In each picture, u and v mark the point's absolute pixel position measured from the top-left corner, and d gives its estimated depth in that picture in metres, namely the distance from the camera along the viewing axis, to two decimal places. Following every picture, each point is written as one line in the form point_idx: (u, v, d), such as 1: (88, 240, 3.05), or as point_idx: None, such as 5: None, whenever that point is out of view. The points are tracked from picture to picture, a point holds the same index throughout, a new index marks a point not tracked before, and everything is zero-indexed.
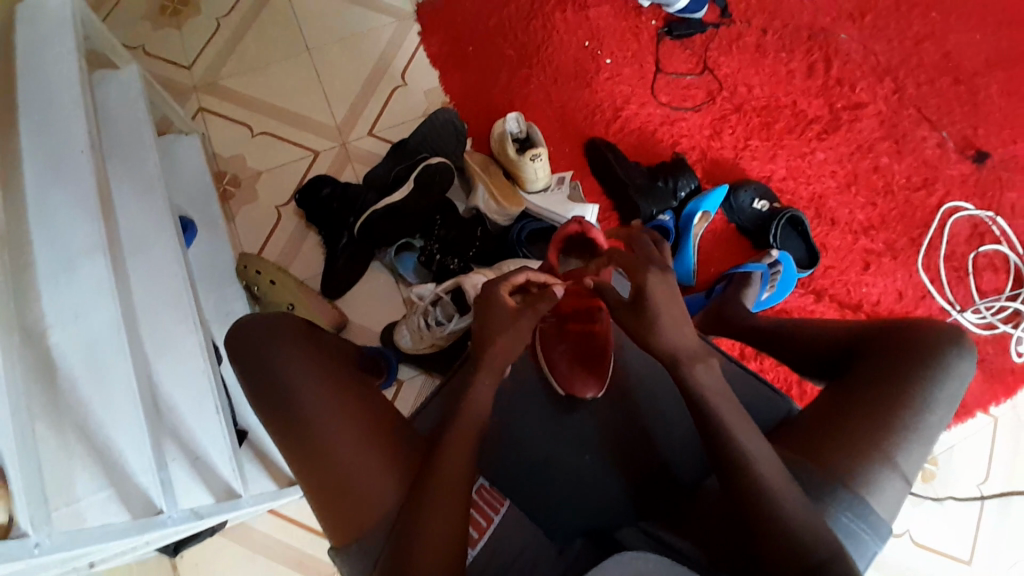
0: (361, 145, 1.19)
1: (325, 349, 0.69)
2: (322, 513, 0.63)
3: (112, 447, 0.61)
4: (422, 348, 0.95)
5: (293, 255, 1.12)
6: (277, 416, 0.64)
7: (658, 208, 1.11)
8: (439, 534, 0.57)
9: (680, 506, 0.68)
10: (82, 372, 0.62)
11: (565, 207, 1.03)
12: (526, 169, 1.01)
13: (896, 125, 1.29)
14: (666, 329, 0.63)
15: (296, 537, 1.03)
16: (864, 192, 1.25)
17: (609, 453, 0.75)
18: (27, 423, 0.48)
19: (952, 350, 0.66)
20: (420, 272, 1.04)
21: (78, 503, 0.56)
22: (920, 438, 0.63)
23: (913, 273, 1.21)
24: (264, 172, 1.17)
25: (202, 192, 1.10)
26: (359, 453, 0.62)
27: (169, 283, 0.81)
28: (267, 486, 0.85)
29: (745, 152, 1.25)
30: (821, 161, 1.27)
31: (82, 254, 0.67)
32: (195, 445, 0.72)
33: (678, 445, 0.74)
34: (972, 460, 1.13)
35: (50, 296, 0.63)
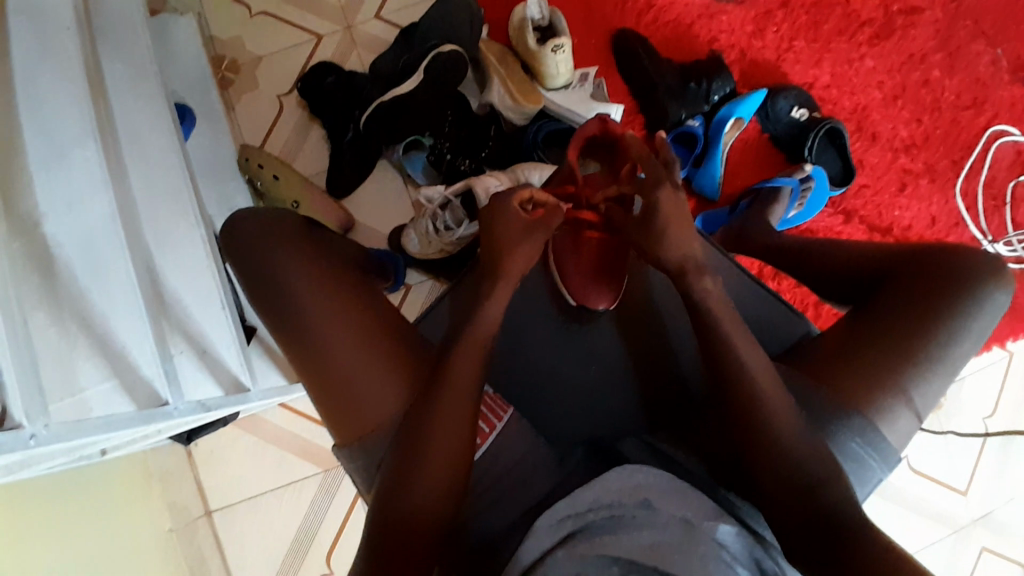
0: (368, 31, 1.09)
1: (328, 252, 0.66)
2: (326, 413, 0.63)
3: (115, 340, 0.60)
4: (430, 253, 0.92)
5: (297, 150, 1.06)
6: (277, 315, 0.62)
7: (688, 112, 1.03)
8: (446, 436, 0.58)
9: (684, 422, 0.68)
10: (81, 263, 0.60)
11: (587, 106, 0.96)
12: (546, 62, 0.92)
13: (961, 29, 1.16)
14: (675, 238, 0.63)
15: (305, 430, 1.07)
16: (913, 106, 1.15)
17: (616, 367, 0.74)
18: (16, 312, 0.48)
19: (988, 281, 0.62)
20: (430, 174, 0.98)
21: (82, 394, 0.55)
22: (940, 369, 0.61)
23: (950, 198, 1.14)
24: (264, 57, 1.08)
25: (199, 77, 1.02)
26: (363, 357, 0.61)
27: (168, 173, 0.77)
28: (276, 382, 0.86)
29: (788, 53, 1.14)
30: (870, 68, 1.15)
31: (72, 143, 0.64)
32: (201, 339, 0.72)
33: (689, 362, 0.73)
34: (979, 391, 1.12)
35: (41, 181, 0.59)
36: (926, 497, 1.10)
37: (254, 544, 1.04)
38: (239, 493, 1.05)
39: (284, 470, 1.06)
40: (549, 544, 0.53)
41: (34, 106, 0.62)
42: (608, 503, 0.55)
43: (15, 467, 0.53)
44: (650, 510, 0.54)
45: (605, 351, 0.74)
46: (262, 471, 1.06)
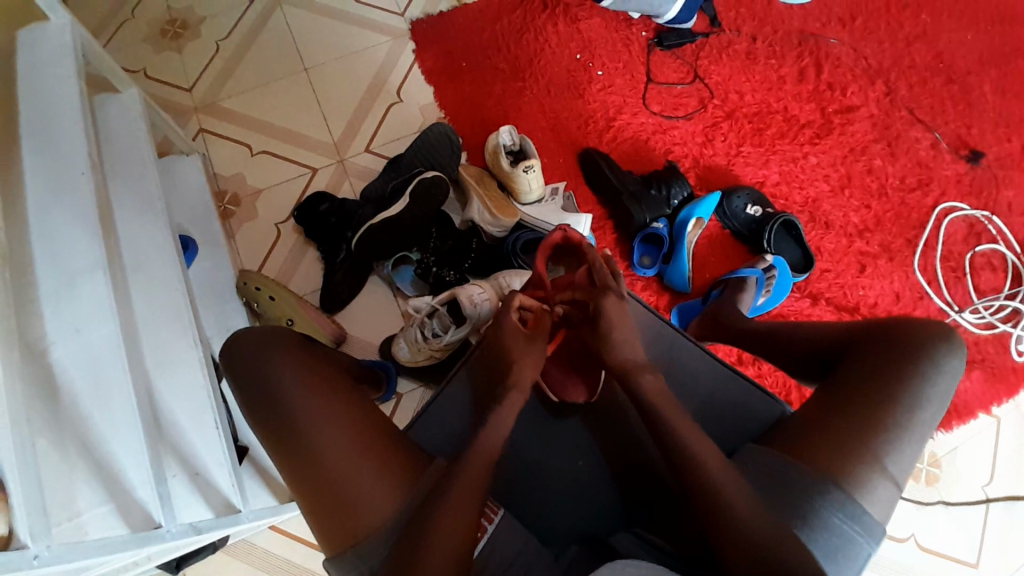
0: (358, 161, 1.20)
1: (325, 365, 0.69)
2: (318, 523, 0.63)
3: (113, 462, 0.62)
4: (420, 359, 0.95)
5: (292, 271, 1.13)
6: (270, 423, 0.65)
7: (652, 215, 1.11)
8: (441, 533, 0.58)
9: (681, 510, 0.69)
10: (83, 387, 0.64)
11: (559, 217, 1.05)
12: (519, 181, 1.02)
13: (888, 127, 1.30)
14: (622, 343, 0.70)
15: (296, 552, 1.03)
16: (858, 194, 1.26)
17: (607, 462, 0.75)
18: (26, 436, 0.51)
19: (941, 349, 0.66)
20: (417, 284, 1.05)
21: (79, 517, 0.57)
22: (910, 437, 0.64)
23: (910, 274, 1.21)
24: (263, 190, 1.18)
25: (203, 211, 1.11)
26: (353, 459, 0.63)
27: (171, 301, 0.82)
28: (268, 501, 0.86)
29: (738, 158, 1.26)
30: (815, 164, 1.28)
31: (84, 276, 0.68)
32: (195, 460, 0.73)
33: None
34: (976, 461, 1.12)
35: (53, 314, 0.65)
36: None
37: None
38: None
39: None
40: None
41: (53, 250, 0.68)
42: None
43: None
44: None
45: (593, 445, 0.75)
46: None
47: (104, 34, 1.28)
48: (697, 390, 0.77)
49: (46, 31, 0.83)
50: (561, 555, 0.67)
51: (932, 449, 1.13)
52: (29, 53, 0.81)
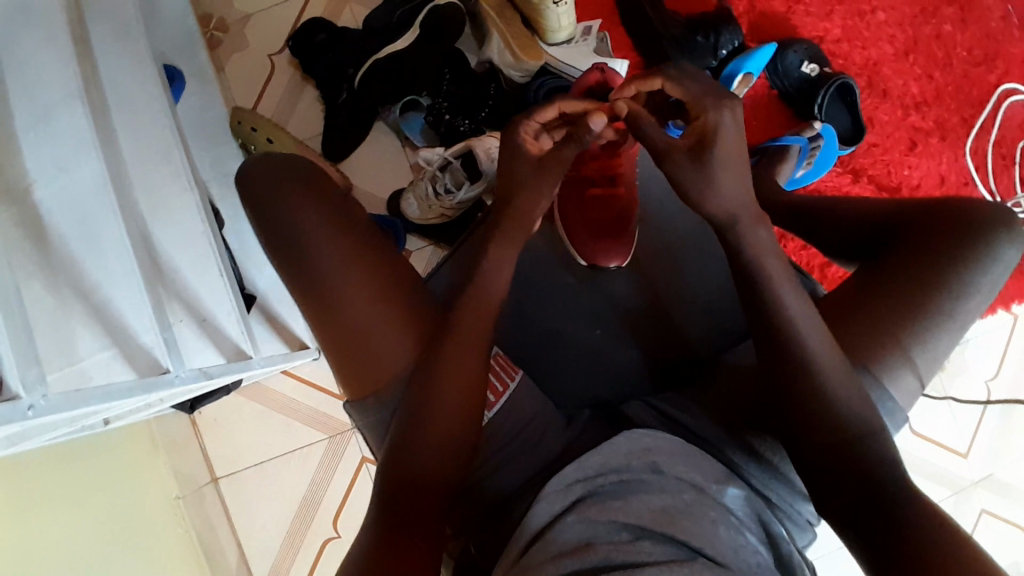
0: None
1: (348, 209, 0.63)
2: (337, 366, 0.62)
3: (111, 308, 0.60)
4: (431, 218, 0.90)
5: (290, 112, 1.03)
6: (290, 264, 0.61)
7: (694, 67, 0.98)
8: (454, 395, 0.58)
9: (698, 382, 0.67)
10: (73, 232, 0.60)
11: (590, 62, 0.91)
12: (547, 16, 0.87)
13: None
14: (718, 184, 0.59)
15: (307, 397, 1.07)
16: (923, 62, 1.11)
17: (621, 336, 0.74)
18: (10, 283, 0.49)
19: (1000, 232, 0.60)
20: (428, 134, 0.96)
21: (80, 362, 0.55)
22: (950, 326, 0.60)
23: (959, 156, 1.11)
24: (254, 15, 1.04)
25: (187, 38, 0.98)
26: (375, 310, 0.60)
27: (160, 139, 0.74)
28: (279, 348, 0.86)
29: (799, 5, 1.09)
30: (881, 22, 1.12)
31: (56, 103, 0.62)
32: (202, 308, 0.71)
33: (719, 301, 0.74)
34: (983, 353, 1.12)
35: (32, 151, 0.60)
36: (930, 460, 1.11)
37: (261, 511, 1.05)
38: (244, 460, 1.06)
39: (291, 436, 1.07)
40: (559, 509, 0.54)
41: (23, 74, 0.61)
42: (617, 466, 0.56)
43: (15, 439, 0.53)
44: (660, 475, 0.54)
45: (613, 312, 0.75)
46: (269, 437, 1.06)
47: None
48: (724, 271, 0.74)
49: None
50: (573, 420, 0.67)
51: None
52: None
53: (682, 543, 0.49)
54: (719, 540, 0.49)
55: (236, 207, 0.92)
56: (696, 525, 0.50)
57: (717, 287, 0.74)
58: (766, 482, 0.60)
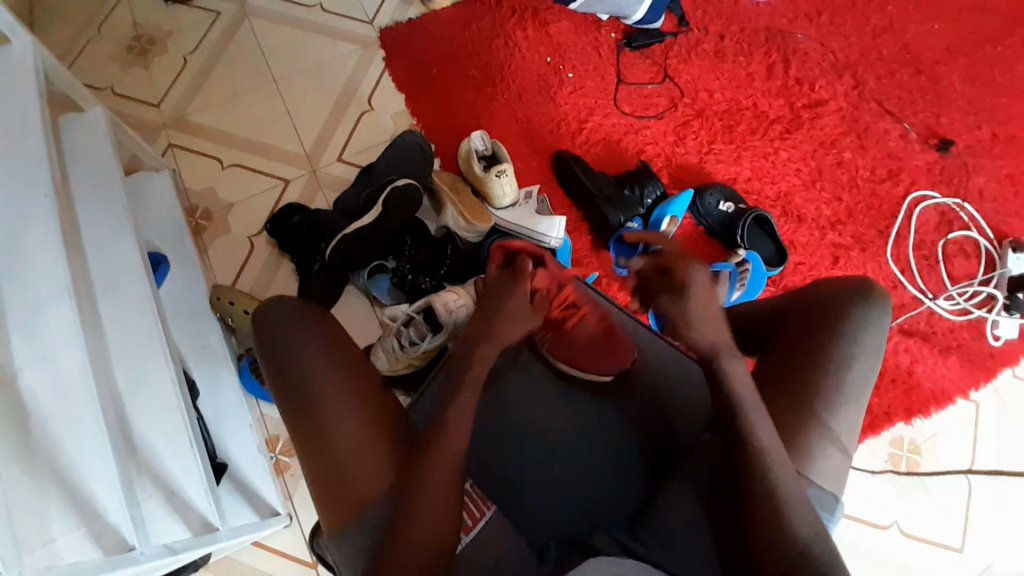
0: (331, 170, 1.20)
1: (349, 344, 0.69)
2: (318, 486, 0.63)
3: (85, 486, 0.60)
4: (399, 368, 0.94)
5: (267, 283, 1.12)
6: (289, 385, 0.66)
7: (627, 215, 1.11)
8: (435, 519, 0.59)
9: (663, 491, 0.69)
10: (57, 415, 0.62)
11: (533, 220, 1.03)
12: (492, 185, 1.01)
13: (857, 119, 1.33)
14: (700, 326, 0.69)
15: (281, 568, 1.02)
16: (829, 187, 1.28)
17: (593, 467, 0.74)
18: None
19: (856, 306, 0.69)
20: (395, 294, 1.04)
21: (54, 545, 0.55)
22: (847, 399, 0.66)
23: (883, 264, 1.24)
24: (235, 204, 1.17)
25: (173, 227, 1.09)
26: (364, 430, 0.63)
27: (141, 322, 0.80)
28: (250, 519, 0.86)
29: (710, 155, 1.28)
30: (785, 160, 1.30)
31: (46, 296, 0.66)
32: (171, 481, 0.71)
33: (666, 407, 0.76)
34: (955, 446, 1.14)
35: (20, 340, 0.63)
36: (930, 562, 1.09)
37: None
38: None
39: None
40: None
41: (17, 268, 0.67)
42: None
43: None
44: None
45: (581, 449, 0.75)
46: None
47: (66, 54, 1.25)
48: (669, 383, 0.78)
49: (5, 50, 0.81)
50: (545, 557, 0.66)
51: (912, 436, 1.14)
52: None
53: None
54: None
55: (211, 374, 0.97)
56: None
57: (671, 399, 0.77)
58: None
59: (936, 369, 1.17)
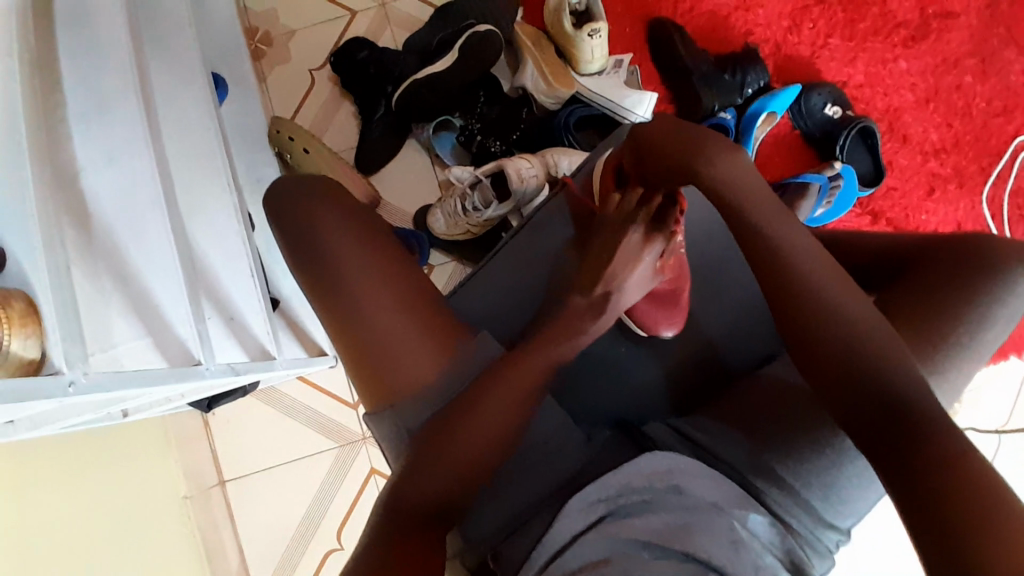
0: (402, 8, 1.09)
1: (374, 228, 0.65)
2: (357, 375, 0.61)
3: (150, 297, 0.62)
4: (457, 233, 0.92)
5: (326, 123, 1.07)
6: (313, 272, 0.62)
7: (721, 103, 1.02)
8: (491, 414, 0.57)
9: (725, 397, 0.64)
10: (118, 222, 0.62)
11: (619, 92, 0.94)
12: (582, 47, 0.91)
13: (985, 41, 1.14)
14: None
15: (320, 403, 1.08)
16: (942, 110, 1.14)
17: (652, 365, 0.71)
18: (62, 258, 0.49)
19: (1015, 268, 0.59)
20: (458, 153, 0.98)
21: (114, 349, 0.57)
22: (969, 356, 0.59)
23: (976, 205, 1.12)
24: (298, 31, 1.08)
25: (232, 47, 1.02)
26: (398, 320, 0.60)
27: (203, 142, 0.77)
28: (299, 352, 0.88)
29: (824, 50, 1.13)
30: (903, 70, 1.14)
31: (114, 98, 0.65)
32: (231, 307, 0.73)
33: (738, 317, 0.72)
34: (995, 400, 1.12)
35: (81, 134, 0.62)
36: None
37: (266, 514, 1.06)
38: (253, 463, 1.07)
39: (301, 440, 1.08)
40: (580, 527, 0.52)
41: None
42: (639, 487, 0.54)
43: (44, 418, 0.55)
44: (680, 495, 0.53)
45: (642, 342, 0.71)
46: (280, 440, 1.07)
47: None
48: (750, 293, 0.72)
49: None
50: (592, 438, 0.63)
51: None
52: None
53: (698, 559, 0.47)
54: (737, 558, 0.48)
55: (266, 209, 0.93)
56: (717, 546, 0.48)
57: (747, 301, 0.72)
58: (791, 509, 0.56)
59: None
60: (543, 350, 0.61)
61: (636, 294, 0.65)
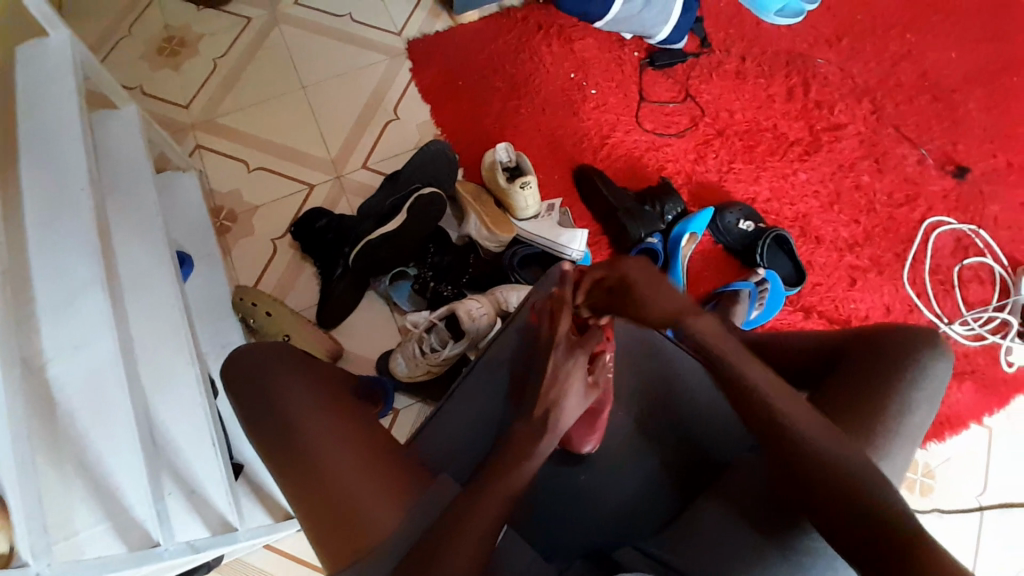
0: (356, 176, 1.21)
1: (332, 385, 0.68)
2: (317, 537, 0.60)
3: (111, 480, 0.61)
4: (418, 374, 0.95)
5: (288, 286, 1.13)
6: (272, 434, 0.64)
7: (647, 230, 1.13)
8: (462, 560, 0.54)
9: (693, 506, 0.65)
10: (83, 405, 0.63)
11: (555, 232, 1.05)
12: (516, 197, 1.03)
13: (878, 142, 1.33)
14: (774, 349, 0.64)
15: (291, 571, 1.02)
16: (848, 210, 1.29)
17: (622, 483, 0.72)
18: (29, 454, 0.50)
19: (925, 353, 0.65)
20: (414, 300, 1.05)
21: (76, 537, 0.57)
22: (902, 441, 0.62)
23: (899, 287, 1.23)
24: (260, 206, 1.19)
25: (198, 227, 1.11)
26: (357, 474, 0.61)
27: (168, 319, 0.81)
28: (263, 521, 0.85)
29: (729, 174, 1.29)
30: (804, 181, 1.30)
31: (79, 289, 0.68)
32: (192, 478, 0.72)
33: (697, 420, 0.73)
34: (970, 471, 1.13)
35: (50, 328, 0.65)
36: None
37: None
38: None
39: None
40: None
41: (50, 258, 0.68)
42: None
43: None
44: None
45: (612, 460, 0.73)
46: None
47: (103, 52, 1.29)
48: (708, 394, 0.74)
49: (45, 46, 0.83)
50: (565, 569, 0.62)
51: (926, 459, 1.14)
52: (30, 72, 0.80)
53: None
54: None
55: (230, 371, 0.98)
56: None
57: (708, 403, 0.73)
58: None
59: (951, 395, 1.16)
60: (504, 479, 0.61)
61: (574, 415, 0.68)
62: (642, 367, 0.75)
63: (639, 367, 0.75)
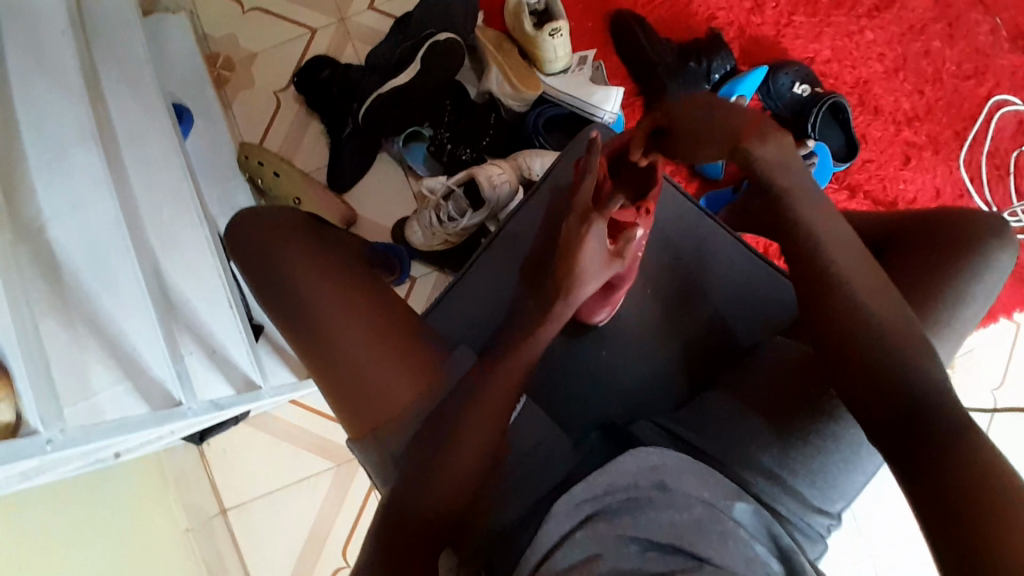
0: (362, 21, 1.08)
1: (338, 253, 0.64)
2: (336, 402, 0.60)
3: (126, 344, 0.60)
4: (435, 244, 0.91)
5: (295, 145, 1.06)
6: (280, 303, 0.62)
7: (688, 92, 1.02)
8: (475, 428, 0.55)
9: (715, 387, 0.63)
10: (87, 268, 0.59)
11: (585, 90, 0.94)
12: (544, 47, 0.92)
13: (951, 5, 1.15)
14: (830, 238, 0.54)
15: (315, 424, 1.07)
16: (912, 79, 1.14)
17: (645, 362, 0.70)
18: (29, 321, 0.50)
19: (993, 244, 0.59)
20: (430, 165, 0.98)
21: (95, 398, 0.54)
22: (950, 334, 0.58)
23: (953, 170, 1.12)
24: (259, 53, 1.07)
25: (194, 77, 1.01)
26: (372, 345, 0.59)
27: (170, 178, 0.76)
28: (287, 378, 0.87)
29: (788, 28, 1.12)
30: (870, 41, 1.14)
31: (71, 142, 0.63)
32: (212, 340, 0.71)
33: (729, 302, 0.70)
34: (989, 363, 1.12)
35: (44, 185, 0.58)
36: None
37: (272, 543, 1.04)
38: (252, 491, 1.06)
39: (299, 462, 1.07)
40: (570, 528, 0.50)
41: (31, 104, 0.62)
42: (624, 486, 0.53)
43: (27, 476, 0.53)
44: (667, 493, 0.51)
45: (633, 335, 0.71)
46: (278, 465, 1.06)
47: None
48: (746, 279, 0.71)
49: None
50: (581, 441, 0.63)
51: None
52: None
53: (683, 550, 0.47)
54: (726, 549, 0.47)
55: None
56: (702, 535, 0.48)
57: (741, 284, 0.71)
58: (777, 496, 0.55)
59: None
60: (516, 353, 0.60)
61: (593, 282, 0.62)
62: (677, 244, 0.72)
63: (676, 243, 0.72)
